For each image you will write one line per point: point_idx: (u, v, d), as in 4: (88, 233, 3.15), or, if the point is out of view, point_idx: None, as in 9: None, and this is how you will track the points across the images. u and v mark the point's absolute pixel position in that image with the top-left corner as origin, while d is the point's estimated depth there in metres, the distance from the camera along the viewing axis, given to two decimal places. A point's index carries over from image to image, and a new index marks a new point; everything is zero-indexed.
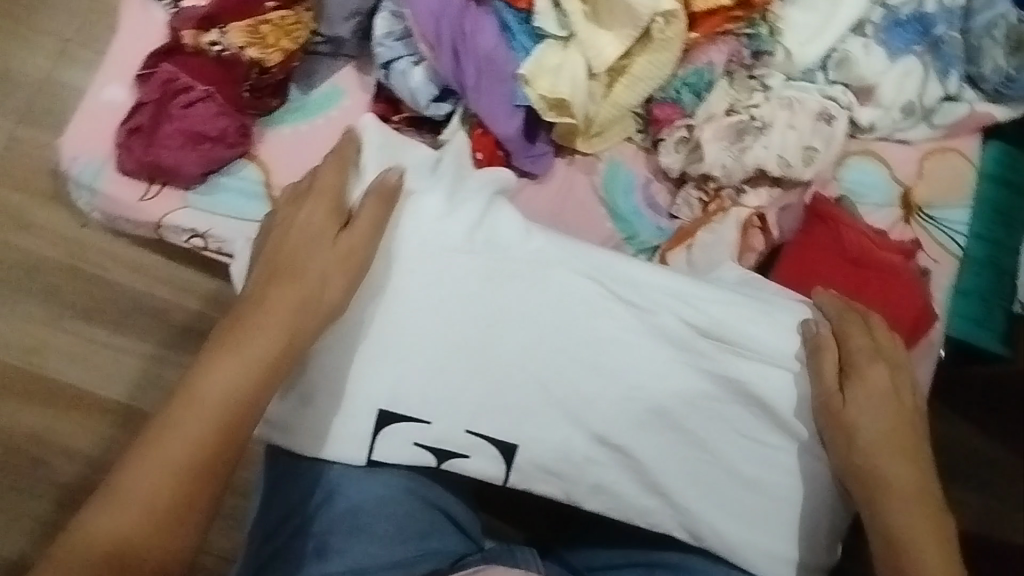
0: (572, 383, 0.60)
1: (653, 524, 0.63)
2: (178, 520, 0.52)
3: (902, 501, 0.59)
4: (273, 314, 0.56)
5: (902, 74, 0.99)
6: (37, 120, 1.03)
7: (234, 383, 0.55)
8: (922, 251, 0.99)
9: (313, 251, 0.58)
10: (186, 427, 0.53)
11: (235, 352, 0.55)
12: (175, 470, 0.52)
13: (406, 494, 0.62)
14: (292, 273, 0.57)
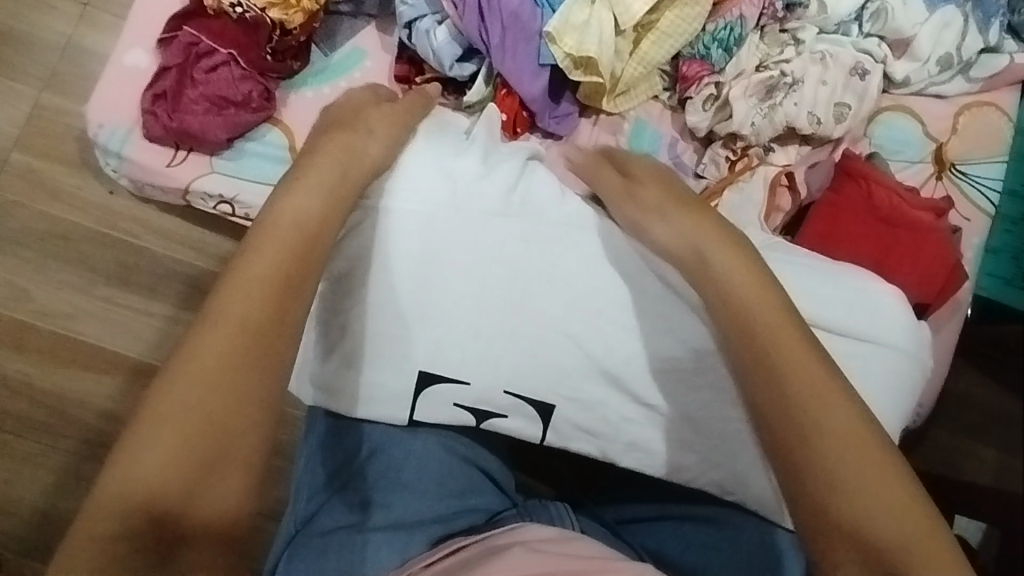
0: (610, 332, 0.59)
1: (688, 482, 0.60)
2: (272, 381, 0.46)
3: (802, 377, 0.48)
4: (323, 160, 0.54)
5: (941, 24, 0.96)
6: (61, 86, 1.04)
7: (302, 219, 0.50)
8: (953, 210, 0.97)
9: (353, 120, 0.59)
10: (255, 261, 0.48)
11: (295, 193, 0.52)
12: (255, 303, 0.46)
13: (449, 453, 0.62)
14: (333, 135, 0.57)
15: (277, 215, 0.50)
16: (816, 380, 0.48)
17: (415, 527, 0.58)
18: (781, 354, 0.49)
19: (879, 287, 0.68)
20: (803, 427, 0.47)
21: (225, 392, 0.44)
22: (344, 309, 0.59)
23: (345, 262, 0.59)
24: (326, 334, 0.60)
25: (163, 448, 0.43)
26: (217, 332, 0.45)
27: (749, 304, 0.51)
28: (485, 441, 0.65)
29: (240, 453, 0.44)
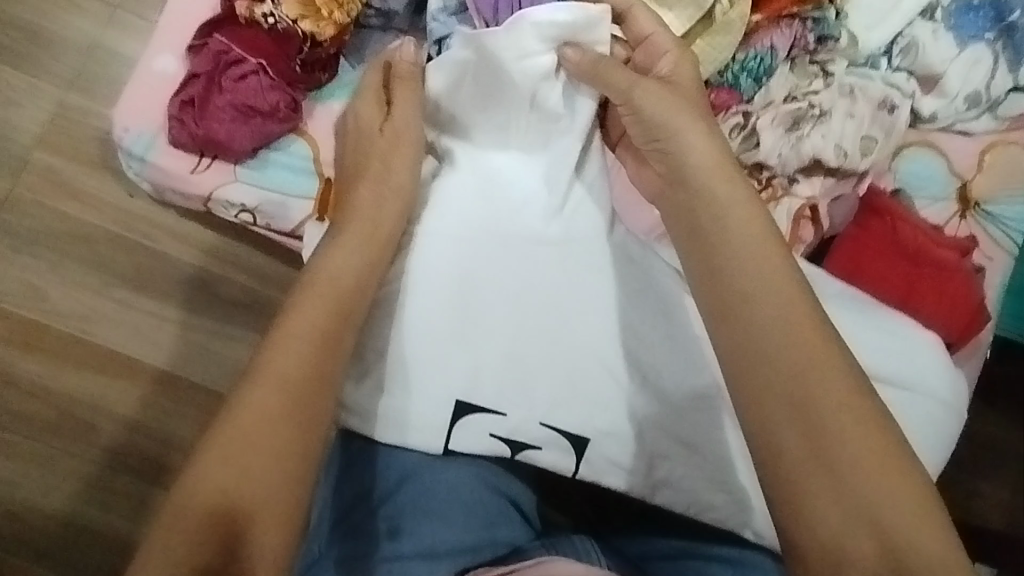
0: (645, 371, 0.60)
1: (717, 522, 0.59)
2: (311, 424, 0.50)
3: (822, 411, 0.49)
4: (360, 218, 0.58)
5: (970, 62, 0.94)
6: (86, 87, 1.03)
7: (341, 278, 0.55)
8: (977, 249, 0.94)
9: (377, 165, 0.60)
10: (300, 321, 0.52)
11: (334, 252, 0.56)
12: (300, 360, 0.51)
13: (480, 484, 0.61)
14: (363, 186, 0.60)
15: (320, 275, 0.55)
16: (843, 409, 0.49)
17: (443, 554, 0.57)
18: (807, 384, 0.49)
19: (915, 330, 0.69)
20: (825, 457, 0.48)
21: (274, 444, 0.49)
22: (383, 334, 0.60)
23: (388, 286, 0.60)
24: (364, 358, 0.60)
25: (218, 496, 0.47)
26: (266, 387, 0.50)
27: (756, 341, 0.51)
28: (515, 470, 0.64)
29: (282, 492, 0.48)
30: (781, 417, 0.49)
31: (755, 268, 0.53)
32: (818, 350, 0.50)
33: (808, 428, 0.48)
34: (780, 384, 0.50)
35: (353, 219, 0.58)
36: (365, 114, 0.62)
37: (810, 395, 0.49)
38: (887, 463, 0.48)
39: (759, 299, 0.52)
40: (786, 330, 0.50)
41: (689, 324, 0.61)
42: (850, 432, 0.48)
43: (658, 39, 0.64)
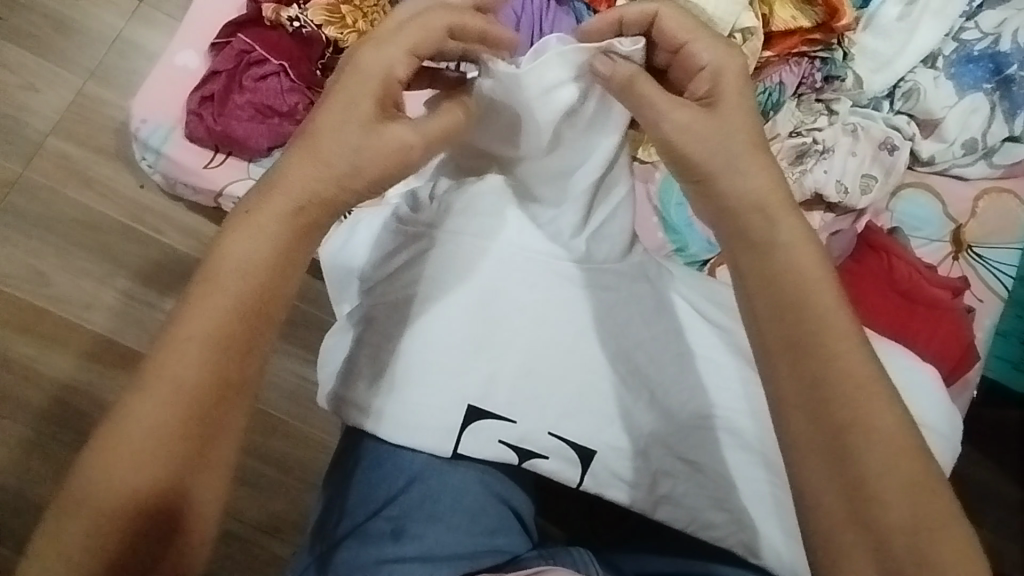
0: (659, 390, 0.61)
1: (716, 540, 0.60)
2: (214, 429, 0.43)
3: (861, 443, 0.44)
4: (281, 193, 0.46)
5: (968, 110, 0.96)
6: (105, 77, 1.04)
7: (251, 271, 0.44)
8: (968, 290, 0.95)
9: (347, 141, 0.48)
10: (193, 331, 0.43)
11: (241, 239, 0.45)
12: (189, 382, 0.42)
13: (484, 491, 0.61)
14: (296, 154, 0.48)
15: (221, 268, 0.44)
16: (883, 447, 0.44)
17: (443, 560, 0.57)
18: (843, 415, 0.45)
19: (915, 366, 0.70)
20: (861, 495, 0.43)
21: (158, 490, 0.41)
22: (400, 337, 0.60)
23: (411, 289, 0.61)
24: (379, 358, 0.60)
25: (83, 560, 0.40)
26: (142, 422, 0.41)
27: (777, 366, 0.47)
28: (519, 479, 0.64)
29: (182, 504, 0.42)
30: (810, 453, 0.45)
31: (802, 293, 0.48)
32: (862, 379, 0.46)
33: (843, 466, 0.44)
34: (819, 414, 0.45)
35: (273, 193, 0.46)
36: (359, 76, 0.49)
37: (855, 424, 0.45)
38: (922, 501, 0.43)
39: (809, 322, 0.47)
40: (828, 357, 0.46)
41: (697, 344, 0.62)
42: (891, 469, 0.44)
43: (694, 49, 0.55)
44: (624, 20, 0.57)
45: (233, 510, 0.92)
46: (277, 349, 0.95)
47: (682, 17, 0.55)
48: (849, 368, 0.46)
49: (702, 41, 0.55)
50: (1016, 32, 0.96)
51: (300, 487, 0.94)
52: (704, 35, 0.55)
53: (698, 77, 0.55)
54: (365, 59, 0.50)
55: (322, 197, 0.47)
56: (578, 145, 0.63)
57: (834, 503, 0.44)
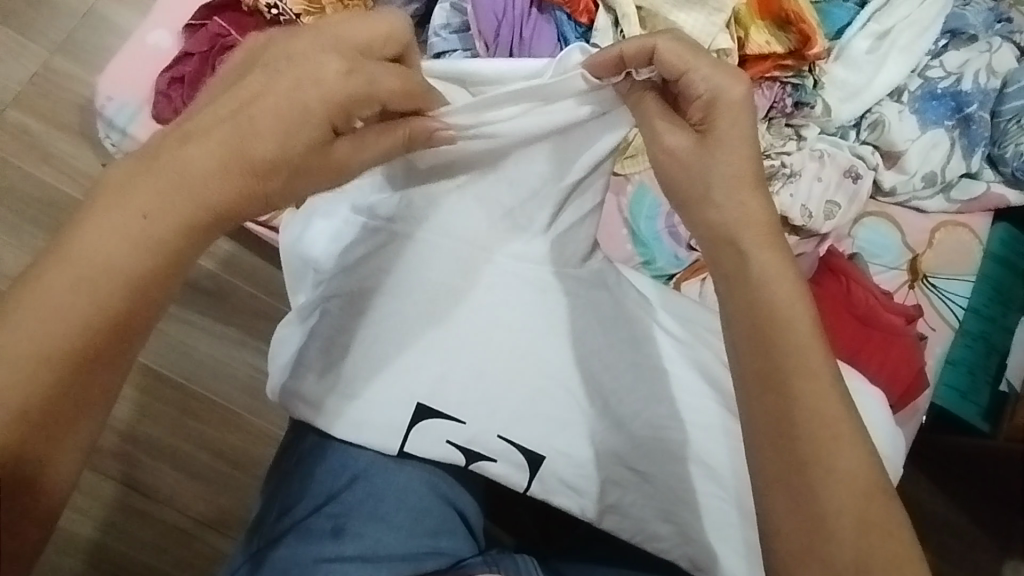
0: (613, 399, 0.61)
1: (661, 552, 0.60)
2: (52, 430, 0.37)
3: (813, 455, 0.45)
4: (157, 176, 0.41)
5: (930, 144, 0.99)
6: (74, 53, 1.01)
7: (117, 262, 0.39)
8: (921, 319, 0.97)
9: (283, 153, 0.44)
10: (29, 330, 0.37)
11: (108, 224, 0.40)
12: (23, 392, 0.36)
13: (431, 492, 0.60)
14: (202, 139, 0.42)
15: (77, 254, 0.39)
16: (831, 465, 0.45)
17: (384, 562, 0.56)
18: (805, 451, 0.45)
19: (865, 389, 0.72)
20: (817, 528, 0.44)
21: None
22: (352, 331, 0.60)
23: (368, 281, 0.61)
24: (330, 350, 0.60)
25: None
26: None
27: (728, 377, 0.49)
28: (465, 482, 0.63)
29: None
30: (770, 485, 0.46)
31: (770, 320, 0.49)
32: (815, 400, 0.46)
33: (801, 498, 0.45)
34: (780, 444, 0.46)
35: (149, 180, 0.41)
36: (315, 87, 0.44)
37: (819, 454, 0.45)
38: (869, 515, 0.44)
39: (773, 345, 0.48)
40: (777, 370, 0.47)
41: (656, 356, 0.62)
42: (848, 505, 0.44)
43: (693, 79, 0.51)
44: (624, 56, 0.52)
45: (177, 502, 0.90)
46: (233, 340, 0.93)
47: (679, 45, 0.51)
48: (818, 401, 0.46)
49: (699, 74, 0.51)
50: (977, 73, 1.00)
51: (249, 481, 0.92)
52: (698, 65, 0.51)
53: (692, 103, 0.53)
54: (332, 79, 0.44)
55: (219, 195, 0.42)
56: (561, 150, 0.61)
57: (793, 536, 0.44)
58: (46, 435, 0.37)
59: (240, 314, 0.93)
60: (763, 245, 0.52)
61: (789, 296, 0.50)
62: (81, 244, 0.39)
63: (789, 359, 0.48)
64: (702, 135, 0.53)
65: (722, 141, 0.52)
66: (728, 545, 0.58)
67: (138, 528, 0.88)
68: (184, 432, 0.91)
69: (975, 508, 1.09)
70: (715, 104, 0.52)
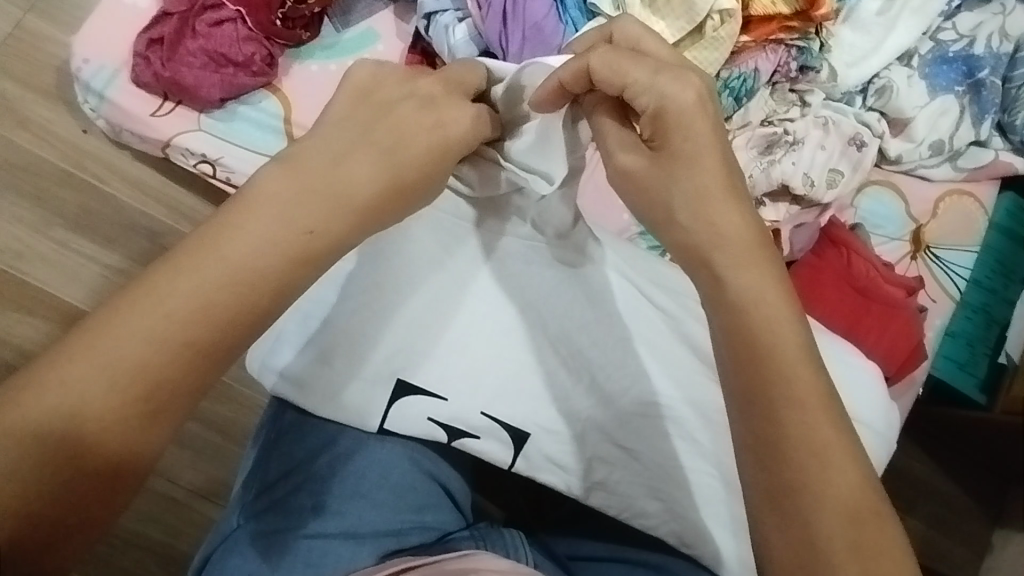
0: (599, 377, 0.60)
1: (648, 529, 0.59)
2: (195, 381, 0.38)
3: (796, 431, 0.44)
4: (337, 183, 0.44)
5: (938, 111, 0.96)
6: (48, 11, 0.94)
7: (261, 263, 0.40)
8: (922, 291, 0.95)
9: (416, 164, 0.48)
10: (197, 294, 0.38)
11: (254, 218, 0.41)
12: (186, 346, 0.37)
13: (414, 469, 0.59)
14: (372, 152, 0.46)
15: (221, 244, 0.40)
16: (818, 444, 0.44)
17: (367, 538, 0.55)
18: (789, 429, 0.44)
19: (861, 364, 0.71)
20: (796, 507, 0.43)
21: (73, 483, 0.35)
22: (332, 306, 0.59)
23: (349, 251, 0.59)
24: (307, 325, 0.59)
25: (31, 479, 0.34)
26: (69, 393, 0.35)
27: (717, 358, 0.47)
28: (450, 457, 0.62)
29: (136, 433, 0.36)
30: (762, 484, 0.45)
31: (749, 302, 0.48)
32: (804, 379, 0.46)
33: (779, 483, 0.44)
34: (767, 443, 0.45)
35: (324, 180, 0.44)
36: (455, 115, 0.51)
37: (806, 440, 0.44)
38: (853, 492, 0.43)
39: (751, 331, 0.47)
40: (767, 347, 0.46)
41: (647, 330, 0.61)
42: (825, 491, 0.43)
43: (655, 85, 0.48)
44: (564, 84, 0.51)
45: (169, 472, 0.89)
46: None
47: (618, 54, 0.48)
48: (795, 392, 0.45)
49: (640, 84, 0.48)
50: (989, 37, 0.96)
51: (240, 450, 0.92)
52: (638, 75, 0.48)
53: (642, 114, 0.50)
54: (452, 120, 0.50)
55: (377, 213, 0.46)
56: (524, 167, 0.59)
57: (785, 528, 0.43)
58: (200, 385, 0.38)
59: None
60: (732, 230, 0.49)
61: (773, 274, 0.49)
62: (256, 224, 0.40)
63: (777, 335, 0.47)
64: (655, 151, 0.51)
65: (680, 141, 0.49)
66: (713, 519, 0.58)
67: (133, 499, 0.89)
68: None
69: (965, 476, 1.09)
70: (661, 117, 0.49)
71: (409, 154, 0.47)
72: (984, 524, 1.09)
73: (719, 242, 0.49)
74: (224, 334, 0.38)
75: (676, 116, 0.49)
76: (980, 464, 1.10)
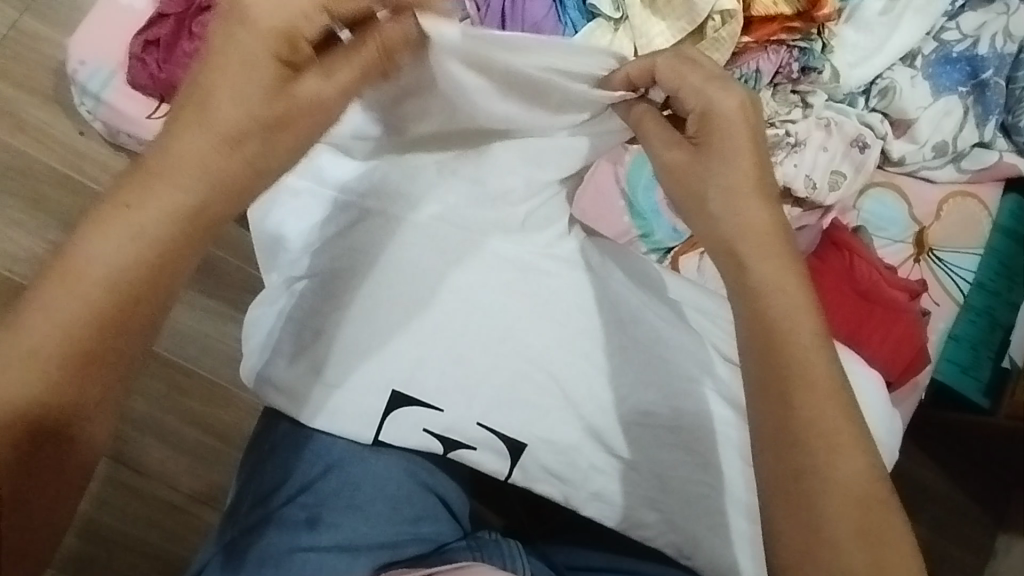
0: (597, 385, 0.59)
1: (646, 539, 0.59)
2: (80, 385, 0.38)
3: (806, 448, 0.43)
4: (171, 161, 0.40)
5: (942, 112, 0.95)
6: (44, 12, 0.94)
7: (118, 275, 0.39)
8: (925, 294, 0.94)
9: (246, 103, 0.41)
10: (61, 307, 0.38)
11: (101, 224, 0.39)
12: (58, 356, 0.37)
13: (410, 481, 0.59)
14: (194, 114, 0.41)
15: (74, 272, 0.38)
16: (827, 459, 0.43)
17: (362, 550, 0.55)
18: (793, 441, 0.43)
19: (864, 372, 0.70)
20: (803, 520, 0.42)
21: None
22: (325, 315, 0.58)
23: (340, 263, 0.59)
24: (301, 335, 0.58)
25: None
26: None
27: None
28: (448, 468, 0.61)
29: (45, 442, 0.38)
30: (768, 502, 0.43)
31: (755, 309, 0.48)
32: (810, 393, 0.44)
33: (787, 495, 0.43)
34: (774, 460, 0.44)
35: (164, 161, 0.40)
36: (269, 17, 0.41)
37: (816, 454, 0.43)
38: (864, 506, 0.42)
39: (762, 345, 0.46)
40: (779, 357, 0.45)
41: (644, 340, 0.61)
42: (834, 506, 0.42)
43: (688, 95, 0.50)
44: (631, 78, 0.52)
45: (168, 477, 0.89)
46: (216, 313, 0.91)
47: (680, 61, 0.50)
48: (804, 403, 0.44)
49: (693, 87, 0.50)
50: (993, 37, 0.95)
51: (237, 454, 0.91)
52: (693, 80, 0.50)
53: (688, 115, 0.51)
54: (259, 18, 0.40)
55: (229, 175, 0.42)
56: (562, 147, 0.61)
57: (788, 549, 0.42)
58: (90, 388, 0.38)
59: (225, 288, 0.92)
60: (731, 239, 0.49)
61: (777, 283, 0.48)
62: (102, 228, 0.39)
63: (782, 348, 0.46)
64: (699, 147, 0.51)
65: (723, 147, 0.50)
66: (712, 530, 0.58)
67: (128, 504, 0.88)
68: (173, 409, 0.90)
69: (968, 480, 1.08)
70: (707, 117, 0.50)
71: (230, 94, 0.41)
72: (987, 529, 1.08)
73: (739, 242, 0.49)
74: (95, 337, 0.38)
75: (720, 120, 0.49)
76: (982, 468, 1.09)
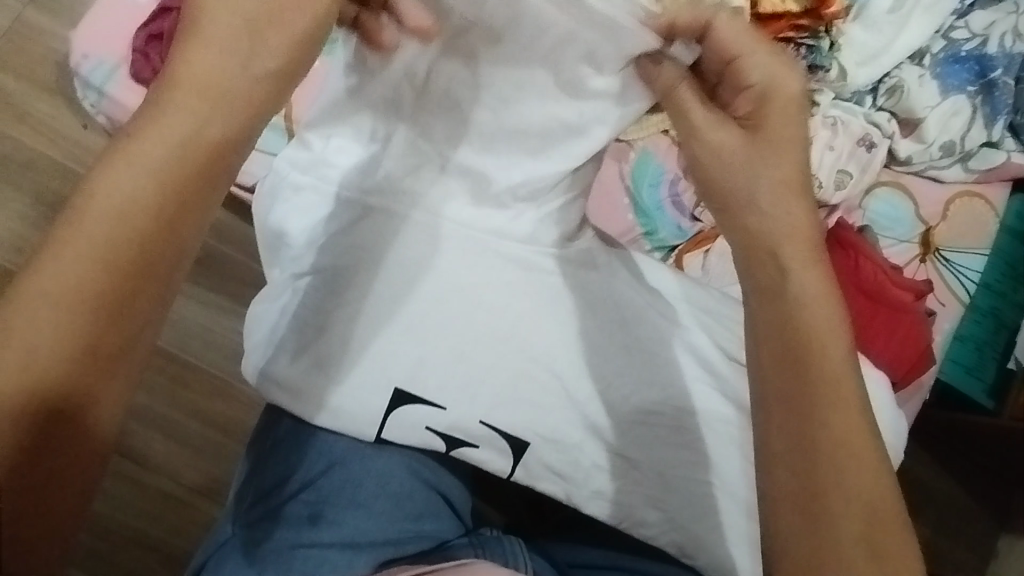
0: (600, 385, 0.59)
1: (648, 538, 0.59)
2: (117, 319, 0.34)
3: (819, 451, 0.43)
4: (183, 85, 0.39)
5: (951, 111, 0.94)
6: (49, 5, 0.94)
7: (143, 202, 0.36)
8: (930, 294, 0.93)
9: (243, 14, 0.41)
10: (85, 240, 0.35)
11: (117, 154, 0.37)
12: (86, 290, 0.34)
13: (412, 478, 0.59)
14: (195, 36, 0.40)
15: (78, 224, 0.35)
16: (841, 461, 0.43)
17: (364, 547, 0.55)
18: (807, 445, 0.43)
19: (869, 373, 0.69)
20: (812, 521, 0.42)
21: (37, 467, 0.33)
22: (328, 311, 0.58)
23: (343, 260, 0.59)
24: (303, 332, 0.58)
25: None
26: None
27: None
28: (450, 465, 0.61)
29: (84, 389, 0.34)
30: (776, 506, 0.43)
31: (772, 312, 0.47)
32: (817, 397, 0.44)
33: (795, 498, 0.42)
34: (786, 463, 0.43)
35: (175, 89, 0.39)
36: None
37: (828, 458, 0.43)
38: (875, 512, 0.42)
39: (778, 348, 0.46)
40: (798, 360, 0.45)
41: (648, 338, 0.61)
42: (844, 509, 0.42)
43: (747, 63, 0.49)
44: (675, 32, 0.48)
45: (169, 471, 0.89)
46: (218, 307, 0.91)
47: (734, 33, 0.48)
48: (817, 404, 0.44)
49: (755, 61, 0.49)
50: (1003, 36, 0.94)
51: (239, 449, 0.91)
52: (761, 54, 0.49)
53: (741, 93, 0.50)
54: None
55: (247, 94, 0.40)
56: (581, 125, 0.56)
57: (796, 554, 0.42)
58: (126, 321, 0.35)
59: (227, 282, 0.92)
60: None
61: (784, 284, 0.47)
62: (118, 158, 0.36)
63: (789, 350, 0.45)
64: (749, 128, 0.50)
65: (775, 127, 0.50)
66: (714, 529, 0.58)
67: (130, 497, 0.88)
68: (174, 402, 0.90)
69: (971, 481, 1.08)
70: (767, 96, 0.49)
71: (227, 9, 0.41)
72: (990, 530, 1.07)
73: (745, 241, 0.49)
74: (127, 264, 0.35)
75: (780, 100, 0.49)
76: (986, 469, 1.08)
